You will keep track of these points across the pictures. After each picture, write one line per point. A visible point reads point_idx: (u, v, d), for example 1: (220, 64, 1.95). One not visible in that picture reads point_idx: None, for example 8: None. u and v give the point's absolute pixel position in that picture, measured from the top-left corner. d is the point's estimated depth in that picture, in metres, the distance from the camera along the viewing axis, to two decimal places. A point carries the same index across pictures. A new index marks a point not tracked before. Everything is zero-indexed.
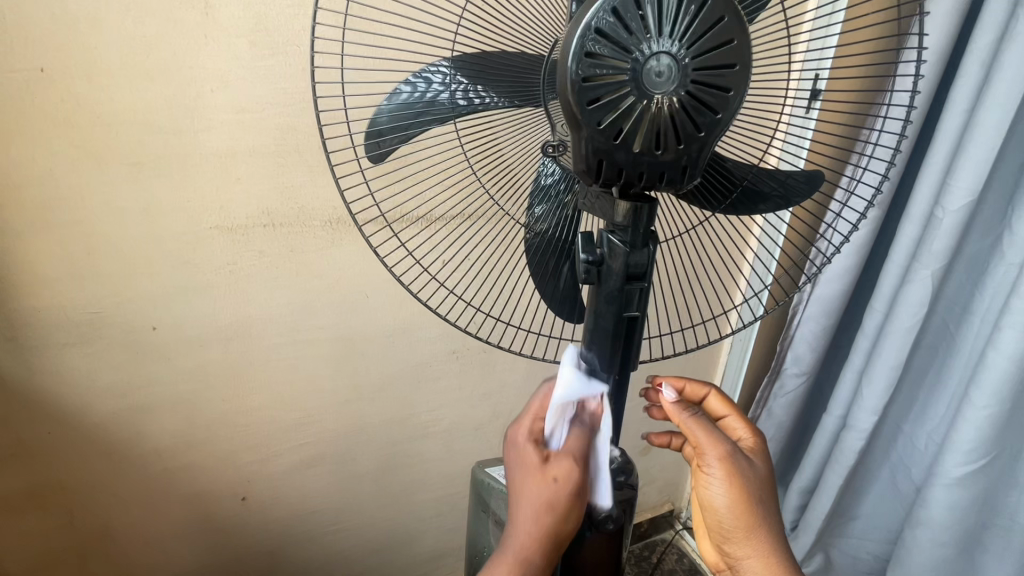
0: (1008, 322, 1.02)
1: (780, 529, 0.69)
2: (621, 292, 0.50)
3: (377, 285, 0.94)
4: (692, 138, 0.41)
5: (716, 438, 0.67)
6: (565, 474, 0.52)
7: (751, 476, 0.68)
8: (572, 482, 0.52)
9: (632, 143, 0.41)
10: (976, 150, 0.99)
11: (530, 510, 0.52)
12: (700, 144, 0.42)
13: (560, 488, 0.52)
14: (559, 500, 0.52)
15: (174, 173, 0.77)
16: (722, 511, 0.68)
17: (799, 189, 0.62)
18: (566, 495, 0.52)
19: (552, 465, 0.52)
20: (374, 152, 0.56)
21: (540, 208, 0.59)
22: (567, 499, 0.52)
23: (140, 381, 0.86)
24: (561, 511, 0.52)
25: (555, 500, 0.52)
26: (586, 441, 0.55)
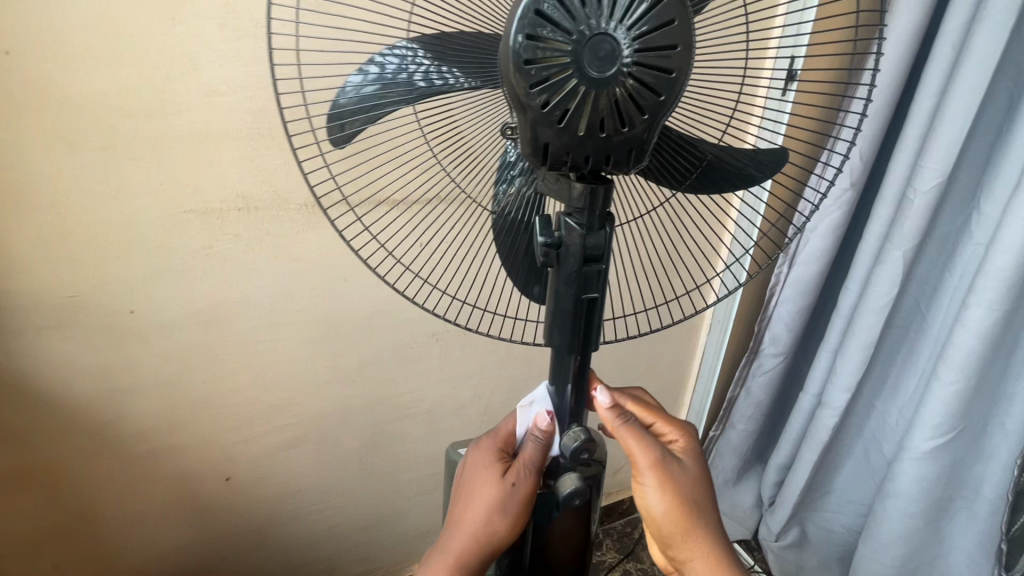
0: (974, 301, 1.05)
1: (718, 530, 0.72)
2: (579, 275, 0.50)
3: (356, 268, 0.95)
4: (638, 120, 0.42)
5: (645, 443, 0.69)
6: (519, 483, 0.63)
7: (681, 478, 0.70)
8: (527, 490, 0.63)
9: (578, 125, 0.42)
10: (947, 132, 1.01)
11: (483, 509, 0.63)
12: (647, 126, 0.43)
13: (514, 495, 0.63)
14: (510, 504, 0.63)
15: (146, 157, 0.77)
16: (660, 516, 0.71)
17: (765, 166, 0.63)
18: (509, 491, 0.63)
19: (510, 474, 0.63)
20: (338, 137, 0.56)
21: (504, 190, 0.60)
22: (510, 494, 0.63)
23: (121, 364, 0.87)
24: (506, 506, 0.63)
25: (503, 504, 0.63)
26: (541, 451, 0.64)
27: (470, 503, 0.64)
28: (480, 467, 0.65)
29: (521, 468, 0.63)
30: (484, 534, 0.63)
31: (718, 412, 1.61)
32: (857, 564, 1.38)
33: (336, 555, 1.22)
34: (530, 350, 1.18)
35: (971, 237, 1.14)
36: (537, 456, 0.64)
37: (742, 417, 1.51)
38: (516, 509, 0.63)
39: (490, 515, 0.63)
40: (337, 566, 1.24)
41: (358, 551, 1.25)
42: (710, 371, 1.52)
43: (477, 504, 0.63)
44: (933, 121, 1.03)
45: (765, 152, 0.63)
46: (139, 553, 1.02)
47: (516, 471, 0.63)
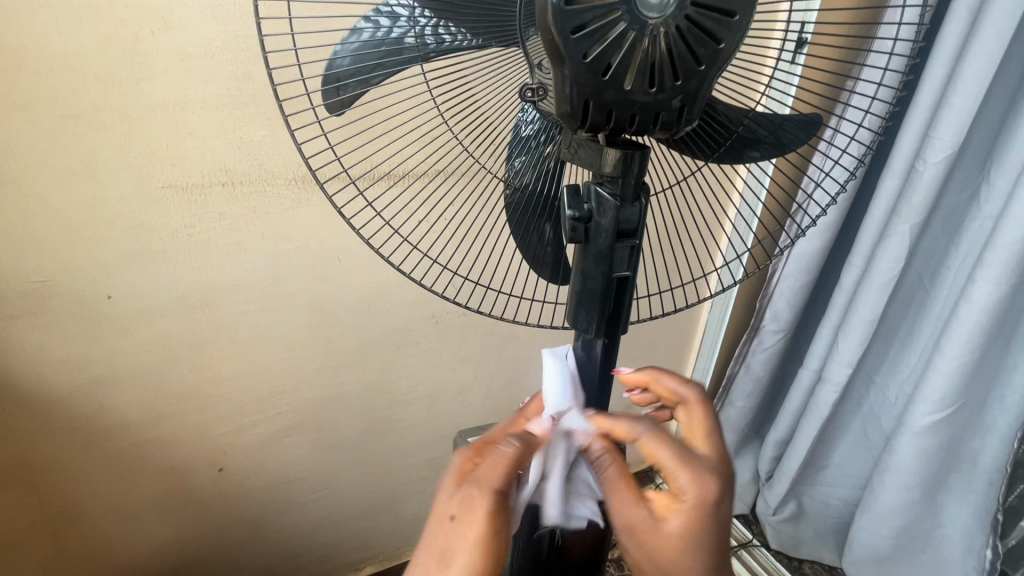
0: (982, 275, 1.03)
1: None
2: (610, 251, 0.46)
3: (350, 247, 0.90)
4: (691, 73, 0.38)
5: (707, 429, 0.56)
6: (468, 513, 0.45)
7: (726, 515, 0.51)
8: (477, 525, 0.45)
9: (622, 80, 0.37)
10: (962, 99, 0.97)
11: (425, 562, 0.46)
12: (699, 80, 0.38)
13: (462, 536, 0.45)
14: (457, 551, 0.45)
15: (117, 126, 0.70)
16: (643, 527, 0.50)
17: (788, 134, 0.60)
18: (475, 520, 0.45)
19: (459, 496, 0.46)
20: (332, 101, 0.50)
21: (518, 161, 0.55)
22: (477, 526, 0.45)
23: (100, 353, 0.81)
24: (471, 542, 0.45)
25: (450, 551, 0.45)
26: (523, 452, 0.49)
27: (413, 555, 0.47)
28: (425, 493, 0.49)
29: (478, 484, 0.46)
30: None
31: (716, 389, 1.60)
32: (853, 535, 1.40)
33: (335, 543, 1.19)
34: (532, 331, 1.14)
35: (980, 210, 1.11)
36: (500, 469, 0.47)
37: (741, 394, 1.50)
38: (466, 562, 0.45)
39: (434, 570, 0.45)
40: (336, 554, 1.21)
41: (358, 539, 1.22)
42: (711, 348, 1.51)
43: (424, 559, 0.46)
44: (947, 89, 0.99)
45: (797, 121, 0.59)
46: (127, 550, 0.97)
47: (470, 489, 0.46)
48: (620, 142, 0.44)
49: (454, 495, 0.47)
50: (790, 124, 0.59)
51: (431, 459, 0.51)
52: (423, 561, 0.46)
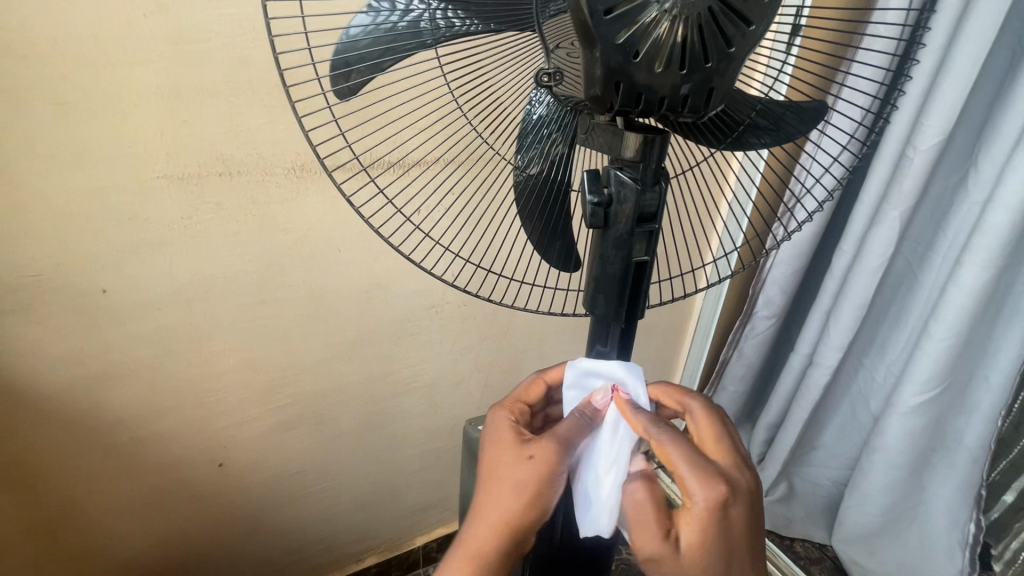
0: (970, 259, 1.05)
1: None
2: (630, 236, 0.46)
3: (350, 237, 0.89)
4: (721, 55, 0.37)
5: (697, 483, 0.51)
6: (542, 454, 0.55)
7: (739, 529, 0.52)
8: (549, 462, 0.55)
9: (653, 62, 0.37)
10: (954, 84, 0.98)
11: (503, 491, 0.54)
12: (728, 63, 0.38)
13: (537, 470, 0.55)
14: (532, 482, 0.54)
15: (110, 113, 0.68)
16: (666, 571, 0.54)
17: (794, 123, 0.59)
18: (531, 472, 0.54)
19: (535, 442, 0.56)
20: (342, 88, 0.49)
21: (530, 147, 0.55)
22: (533, 475, 0.54)
23: (95, 347, 0.79)
24: (529, 488, 0.54)
25: (526, 483, 0.54)
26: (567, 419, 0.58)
27: (492, 487, 0.55)
28: (499, 439, 0.58)
29: (551, 435, 0.57)
30: (508, 521, 0.54)
31: (710, 375, 1.63)
32: (843, 515, 1.41)
33: (335, 535, 1.19)
34: (531, 320, 1.14)
35: (967, 195, 1.13)
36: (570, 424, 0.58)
37: (734, 379, 1.52)
38: (538, 490, 0.54)
39: (511, 498, 0.54)
40: (337, 546, 1.21)
41: (359, 530, 1.22)
42: (705, 333, 1.52)
43: (502, 490, 0.55)
44: (938, 75, 1.00)
45: (802, 110, 0.58)
46: (126, 547, 0.95)
47: (546, 436, 0.57)
48: (638, 125, 0.44)
49: (531, 442, 0.57)
50: (796, 113, 0.58)
51: (504, 415, 0.61)
52: (500, 492, 0.55)
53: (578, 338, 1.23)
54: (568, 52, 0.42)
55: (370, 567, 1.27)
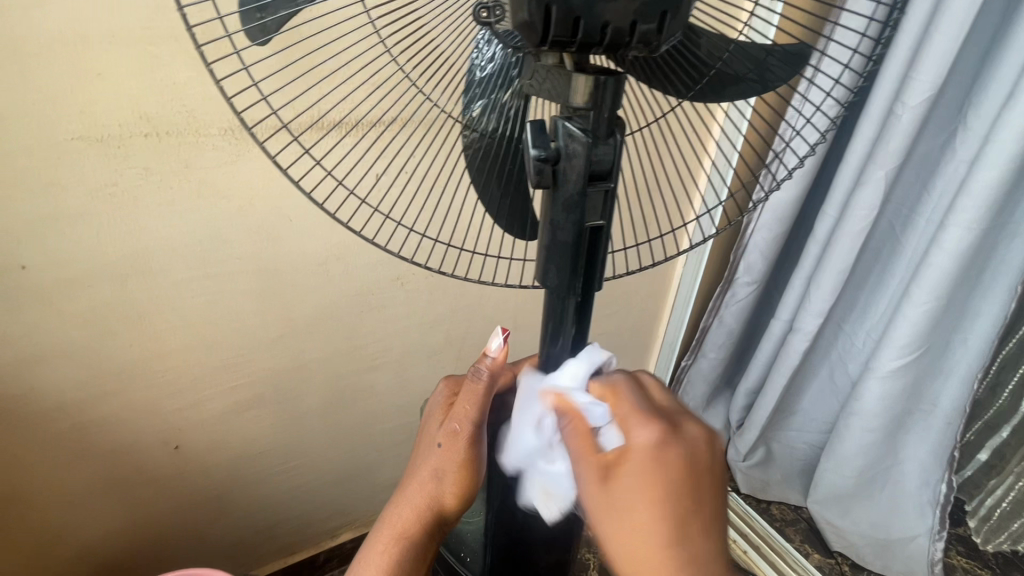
0: (954, 220, 1.01)
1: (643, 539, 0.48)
2: (582, 197, 0.41)
3: (302, 205, 0.82)
4: None
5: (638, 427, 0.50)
6: (453, 439, 0.58)
7: (680, 479, 0.48)
8: (460, 446, 0.58)
9: None
10: (946, 32, 0.91)
11: (421, 477, 0.59)
12: None
13: (447, 457, 0.58)
14: (445, 468, 0.59)
15: (5, 66, 0.60)
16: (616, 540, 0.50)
17: (778, 69, 0.51)
18: (447, 461, 0.58)
19: (446, 425, 0.59)
20: (253, 24, 0.43)
21: (477, 99, 0.48)
22: (450, 464, 0.58)
23: (21, 330, 0.73)
24: (445, 476, 0.59)
25: (442, 469, 0.59)
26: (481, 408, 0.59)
27: (413, 472, 0.60)
28: (428, 422, 0.63)
29: (459, 418, 0.59)
30: (427, 502, 0.59)
31: (690, 342, 1.61)
32: (819, 476, 1.40)
33: (307, 514, 1.16)
34: (502, 290, 1.09)
35: (955, 153, 1.08)
36: (475, 400, 0.58)
37: (714, 346, 1.49)
38: (451, 474, 0.58)
39: (428, 483, 0.59)
40: (311, 523, 1.19)
41: (333, 506, 1.19)
42: (685, 300, 1.49)
43: (420, 475, 0.59)
44: (931, 22, 0.93)
45: (784, 55, 0.51)
46: (80, 535, 0.91)
47: (452, 422, 0.59)
48: (591, 68, 0.39)
49: (443, 425, 0.60)
50: (780, 56, 0.51)
51: (435, 393, 0.65)
52: (419, 478, 0.60)
53: None
54: None
55: (347, 541, 1.25)
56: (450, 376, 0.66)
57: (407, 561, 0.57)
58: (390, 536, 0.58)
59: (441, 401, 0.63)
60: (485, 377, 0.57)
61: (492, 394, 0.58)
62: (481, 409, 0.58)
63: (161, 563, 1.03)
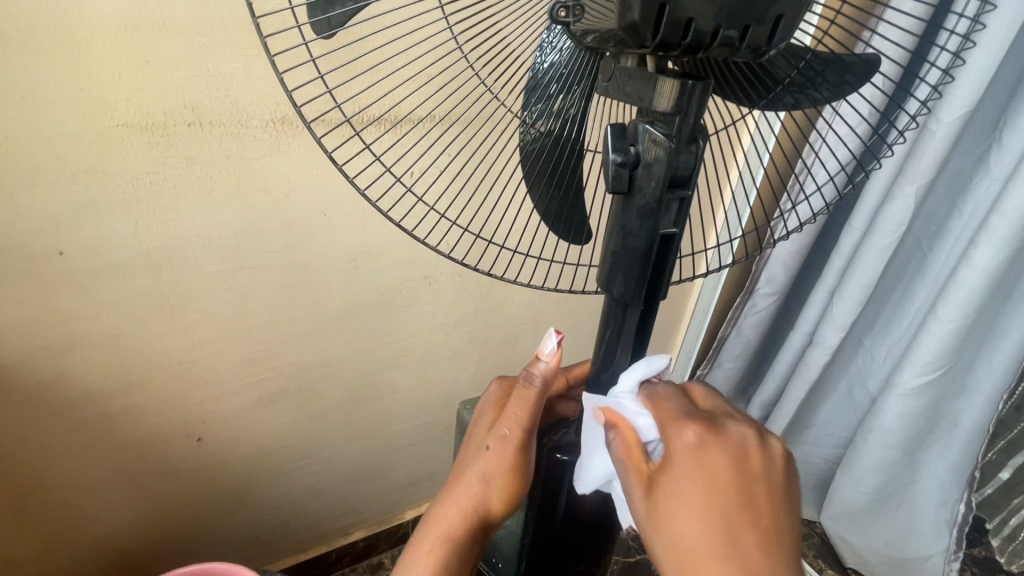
0: (986, 238, 1.00)
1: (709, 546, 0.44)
2: (658, 204, 0.41)
3: (336, 199, 0.82)
4: None
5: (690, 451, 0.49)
6: (502, 444, 0.60)
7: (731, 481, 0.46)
8: (509, 451, 0.60)
9: None
10: (987, 48, 0.90)
11: (469, 479, 0.61)
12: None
13: (495, 461, 0.60)
14: (493, 472, 0.60)
15: (57, 51, 0.60)
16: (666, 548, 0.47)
17: (847, 80, 0.51)
18: (495, 463, 0.60)
19: (496, 430, 0.61)
20: (319, 16, 0.42)
21: (540, 98, 0.48)
22: (498, 467, 0.60)
23: (55, 316, 0.72)
24: (493, 480, 0.60)
25: (490, 473, 0.60)
26: (532, 413, 0.60)
27: (460, 474, 0.62)
28: (477, 425, 0.65)
29: (509, 423, 0.60)
30: (472, 505, 0.61)
31: (707, 352, 1.59)
32: (834, 493, 1.38)
33: (322, 511, 1.16)
34: (527, 293, 1.09)
35: (988, 171, 1.06)
36: (527, 403, 0.59)
37: (730, 357, 1.47)
38: (498, 478, 0.60)
39: (475, 486, 0.60)
40: (325, 520, 1.18)
41: (347, 504, 1.18)
42: (704, 309, 1.48)
43: (467, 477, 0.61)
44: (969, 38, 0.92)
45: (848, 63, 0.50)
46: (101, 523, 0.91)
47: (503, 426, 0.60)
48: (672, 71, 0.39)
49: (493, 429, 0.61)
50: (849, 66, 0.50)
51: (488, 393, 0.68)
52: (467, 480, 0.61)
53: (577, 314, 1.18)
54: None
55: (359, 540, 1.25)
56: (504, 379, 0.69)
57: (452, 563, 0.59)
58: (435, 537, 0.60)
59: (492, 405, 0.65)
60: (538, 381, 0.59)
61: (543, 399, 0.60)
62: (531, 415, 0.60)
63: (176, 555, 1.02)
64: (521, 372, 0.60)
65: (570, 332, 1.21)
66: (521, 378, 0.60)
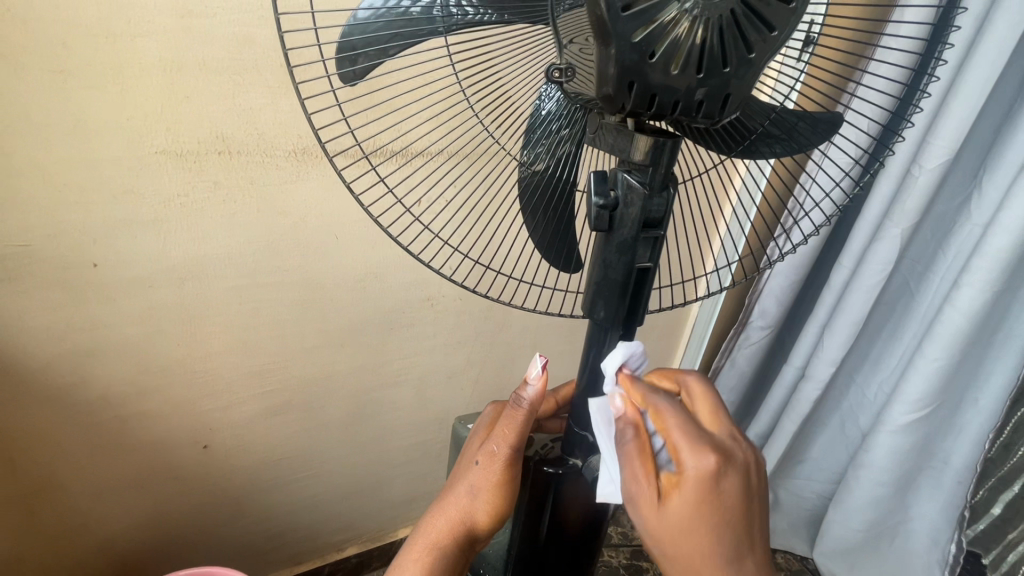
0: (967, 281, 1.04)
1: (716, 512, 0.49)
2: (634, 242, 0.47)
3: (350, 223, 0.88)
4: (743, 60, 0.37)
5: (671, 411, 0.52)
6: (490, 459, 0.64)
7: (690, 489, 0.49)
8: (497, 466, 0.64)
9: (670, 63, 0.36)
10: (961, 106, 0.96)
11: (458, 491, 0.65)
12: (749, 67, 0.38)
13: (484, 475, 0.64)
14: (480, 486, 0.64)
15: (108, 85, 0.67)
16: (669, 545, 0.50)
17: (807, 134, 0.57)
18: (484, 476, 0.64)
19: (485, 446, 0.65)
20: (347, 72, 0.48)
21: (536, 145, 0.54)
22: (487, 480, 0.64)
23: (84, 322, 0.78)
24: (481, 493, 0.64)
25: (478, 486, 0.64)
26: (523, 427, 0.64)
27: (452, 485, 0.66)
28: (471, 440, 0.69)
29: (498, 440, 0.64)
30: (460, 516, 0.65)
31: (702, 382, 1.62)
32: (826, 528, 1.38)
33: (317, 524, 1.18)
34: (525, 318, 1.13)
35: (970, 218, 1.11)
36: (514, 423, 0.63)
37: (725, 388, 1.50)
38: (485, 491, 0.64)
39: (464, 498, 0.65)
40: (320, 534, 1.20)
41: (342, 518, 1.21)
42: (699, 339, 1.52)
43: (457, 489, 0.65)
44: (947, 96, 0.98)
45: (813, 122, 0.57)
46: (103, 525, 0.94)
47: (491, 443, 0.64)
48: (649, 129, 0.45)
49: (483, 445, 0.65)
50: (810, 123, 0.57)
51: (482, 415, 0.72)
52: (456, 492, 0.65)
53: (573, 339, 1.22)
54: (579, 46, 0.41)
55: (351, 556, 1.26)
56: (497, 402, 0.73)
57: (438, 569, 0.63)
58: (424, 544, 0.64)
59: (487, 422, 0.70)
60: (526, 405, 0.62)
61: (529, 421, 0.63)
62: (518, 435, 0.63)
63: (174, 561, 1.05)
64: (512, 394, 0.64)
65: (566, 354, 1.26)
66: (511, 400, 0.64)
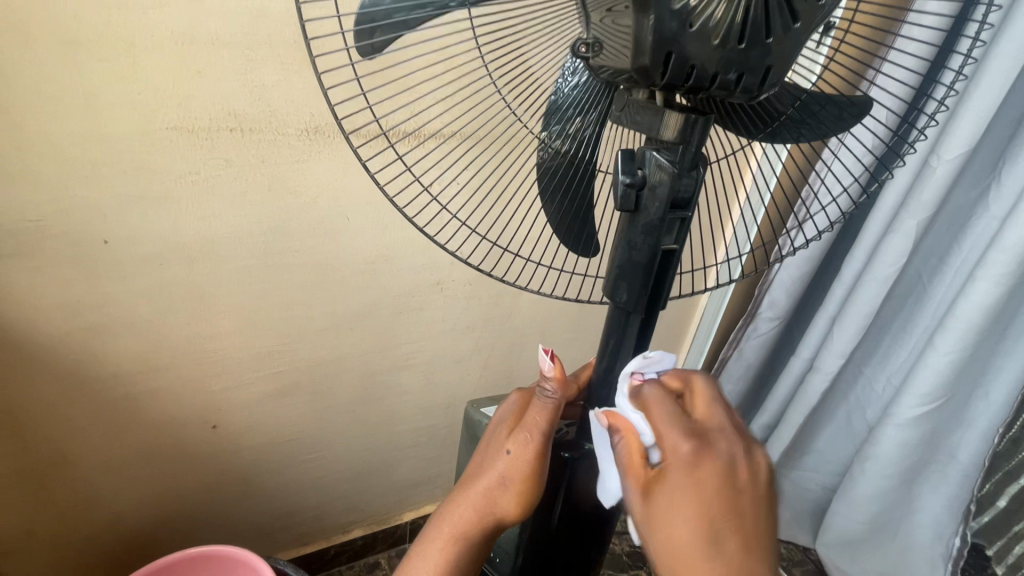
0: (982, 275, 1.02)
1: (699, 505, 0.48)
2: (660, 223, 0.46)
3: (361, 205, 0.87)
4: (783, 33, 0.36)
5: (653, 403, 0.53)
6: (522, 450, 0.63)
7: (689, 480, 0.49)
8: (528, 457, 0.63)
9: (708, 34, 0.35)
10: (982, 96, 0.94)
11: (487, 479, 0.65)
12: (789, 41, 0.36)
13: (514, 465, 0.64)
14: (510, 476, 0.64)
15: (119, 58, 0.65)
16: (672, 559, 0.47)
17: (836, 117, 0.56)
18: (514, 466, 0.64)
19: (516, 436, 0.64)
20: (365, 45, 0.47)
21: (557, 125, 0.53)
22: (517, 471, 0.63)
23: (95, 299, 0.78)
24: (511, 483, 0.64)
25: (508, 476, 0.64)
26: (550, 415, 0.64)
27: (479, 474, 0.66)
28: (496, 429, 0.68)
29: (529, 429, 0.64)
30: (487, 505, 0.64)
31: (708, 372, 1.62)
32: (830, 519, 1.39)
33: (324, 505, 1.19)
34: (534, 305, 1.13)
35: (987, 210, 1.09)
36: (545, 412, 0.64)
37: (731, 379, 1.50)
38: (515, 483, 0.64)
39: (492, 487, 0.64)
40: (327, 516, 1.21)
41: (349, 500, 1.21)
42: (707, 329, 1.51)
43: (485, 478, 0.65)
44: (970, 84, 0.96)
45: (843, 105, 0.56)
46: (112, 502, 0.95)
47: (523, 433, 0.64)
48: (678, 106, 0.44)
49: (513, 435, 0.65)
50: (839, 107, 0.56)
51: (507, 402, 0.70)
52: (484, 480, 0.65)
53: (582, 326, 1.22)
54: (611, 18, 0.39)
55: (357, 538, 1.27)
56: (522, 390, 0.71)
57: (462, 556, 0.63)
58: (449, 530, 0.64)
59: (513, 411, 0.68)
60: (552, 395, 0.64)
61: (559, 408, 0.65)
62: (549, 424, 0.64)
63: (182, 538, 1.06)
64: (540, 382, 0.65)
65: (574, 342, 1.26)
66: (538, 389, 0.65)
